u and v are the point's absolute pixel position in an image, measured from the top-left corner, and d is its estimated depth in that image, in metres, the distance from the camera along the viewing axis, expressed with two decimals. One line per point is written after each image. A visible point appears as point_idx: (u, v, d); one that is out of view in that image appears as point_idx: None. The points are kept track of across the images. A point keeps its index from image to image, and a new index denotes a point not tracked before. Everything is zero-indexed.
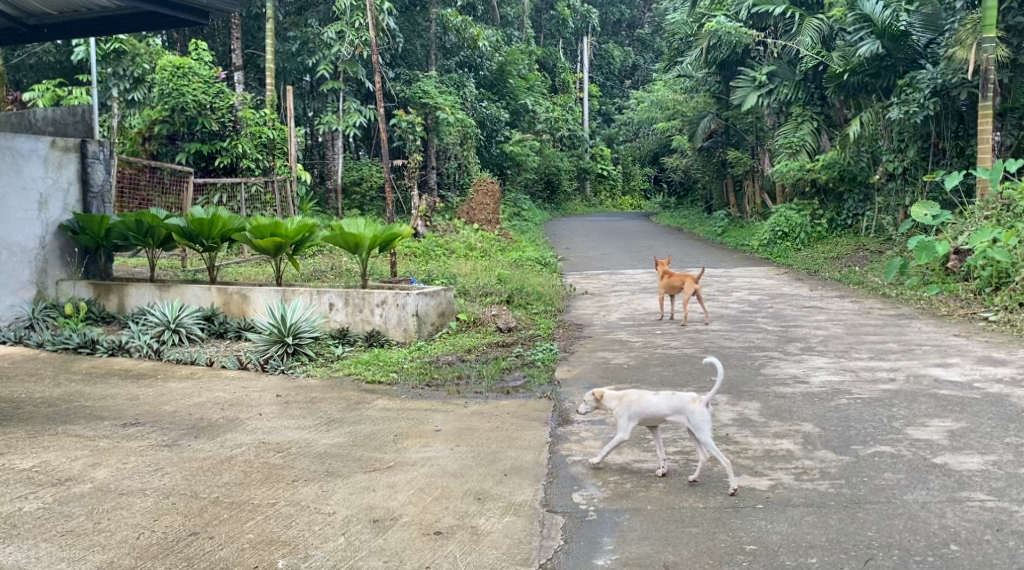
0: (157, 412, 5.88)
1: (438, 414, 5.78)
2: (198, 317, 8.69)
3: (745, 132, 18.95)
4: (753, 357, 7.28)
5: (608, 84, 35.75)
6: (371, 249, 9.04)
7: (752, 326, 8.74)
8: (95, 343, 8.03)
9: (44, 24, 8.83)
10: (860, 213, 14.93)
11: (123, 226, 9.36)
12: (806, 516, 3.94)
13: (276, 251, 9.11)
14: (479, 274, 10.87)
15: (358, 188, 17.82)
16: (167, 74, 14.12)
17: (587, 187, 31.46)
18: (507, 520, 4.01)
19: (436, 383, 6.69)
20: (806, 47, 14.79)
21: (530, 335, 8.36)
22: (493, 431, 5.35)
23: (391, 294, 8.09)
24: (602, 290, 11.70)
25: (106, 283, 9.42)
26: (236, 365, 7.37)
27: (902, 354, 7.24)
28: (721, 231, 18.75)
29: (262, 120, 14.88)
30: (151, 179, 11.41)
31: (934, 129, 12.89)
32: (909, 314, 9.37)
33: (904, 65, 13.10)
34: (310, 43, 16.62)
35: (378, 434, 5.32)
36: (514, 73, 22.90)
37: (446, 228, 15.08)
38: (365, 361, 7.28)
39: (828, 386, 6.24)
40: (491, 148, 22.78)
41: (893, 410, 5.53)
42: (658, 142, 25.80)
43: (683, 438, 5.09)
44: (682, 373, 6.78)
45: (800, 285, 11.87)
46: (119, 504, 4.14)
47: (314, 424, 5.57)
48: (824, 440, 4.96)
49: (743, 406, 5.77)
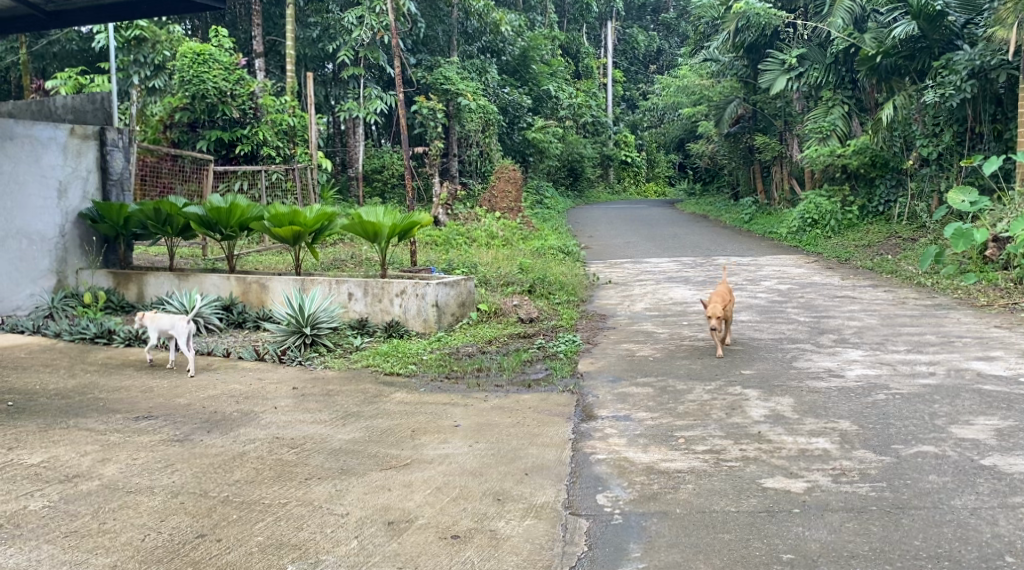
0: (171, 404, 5.74)
1: (457, 408, 5.59)
2: (217, 307, 8.56)
3: (773, 117, 18.59)
4: (784, 350, 7.03)
5: (633, 70, 35.40)
6: (390, 238, 8.88)
7: (782, 317, 8.49)
8: (112, 334, 7.93)
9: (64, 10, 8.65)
10: (891, 200, 14.57)
11: (142, 214, 9.28)
12: (846, 522, 3.71)
13: (294, 240, 8.96)
14: (501, 263, 10.69)
15: (380, 176, 17.69)
16: (187, 61, 13.96)
17: (611, 174, 31.17)
18: (528, 523, 3.81)
19: (456, 375, 6.52)
20: (838, 29, 14.42)
21: (553, 326, 8.17)
22: (514, 427, 5.16)
23: (411, 284, 7.93)
24: (627, 279, 11.47)
25: (126, 272, 9.37)
26: (252, 357, 7.22)
27: (941, 346, 6.95)
28: (749, 218, 18.40)
29: (283, 107, 14.72)
30: (173, 167, 11.31)
31: (971, 113, 12.47)
32: (946, 304, 9.07)
33: (940, 46, 12.69)
34: (331, 29, 16.58)
35: (395, 429, 5.14)
36: (536, 59, 22.69)
37: (468, 216, 14.90)
38: (383, 353, 7.13)
39: (864, 380, 6.00)
40: (513, 135, 22.55)
41: (934, 407, 5.28)
42: (683, 128, 25.44)
43: (713, 437, 4.87)
44: (711, 366, 6.55)
45: (831, 274, 11.56)
46: (125, 503, 3.97)
47: (330, 418, 5.39)
48: (863, 439, 4.72)
49: (776, 401, 5.53)
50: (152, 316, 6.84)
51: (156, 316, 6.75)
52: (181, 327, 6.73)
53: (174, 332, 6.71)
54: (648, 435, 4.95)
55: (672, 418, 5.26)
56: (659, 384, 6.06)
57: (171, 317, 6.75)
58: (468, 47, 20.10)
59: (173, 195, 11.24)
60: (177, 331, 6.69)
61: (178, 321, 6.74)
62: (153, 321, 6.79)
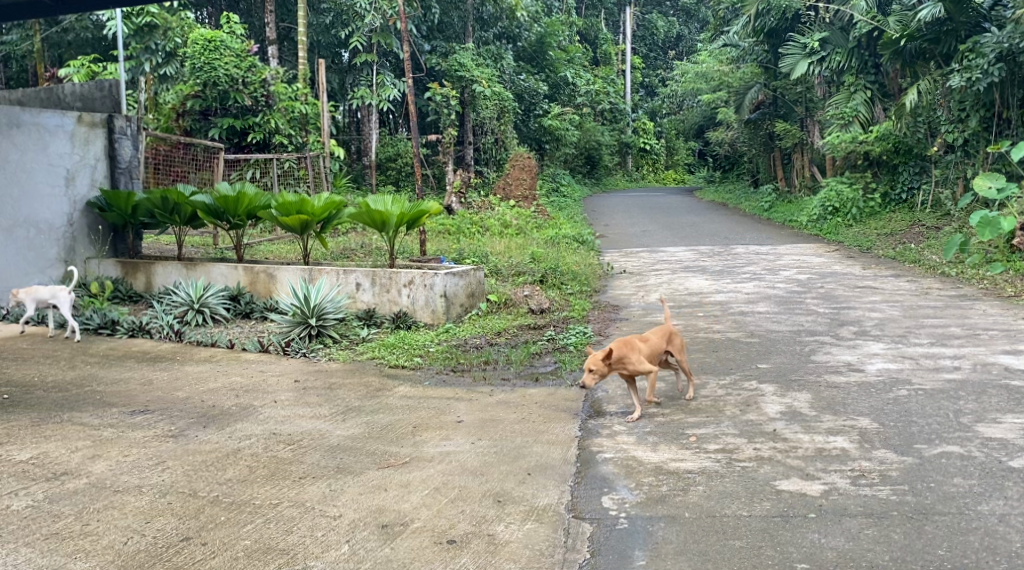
0: (169, 398, 5.59)
1: (461, 403, 5.41)
2: (224, 297, 8.42)
3: (794, 103, 18.22)
4: (802, 343, 6.80)
5: (652, 56, 34.95)
6: (398, 227, 8.70)
7: (801, 308, 8.24)
8: (116, 324, 7.80)
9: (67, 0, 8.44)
10: (915, 187, 14.26)
11: (149, 203, 9.15)
12: (865, 529, 3.50)
13: (302, 228, 8.81)
14: (513, 253, 10.51)
15: (394, 164, 17.53)
16: (198, 48, 13.79)
17: (629, 162, 30.82)
18: (529, 527, 3.63)
19: (463, 368, 6.34)
20: (861, 12, 14.01)
21: (564, 318, 7.99)
22: (519, 424, 4.98)
23: (419, 274, 7.75)
24: (641, 268, 11.25)
25: (134, 261, 9.25)
26: (256, 348, 7.08)
27: (966, 339, 6.70)
28: (769, 206, 18.08)
29: (295, 94, 14.61)
30: (186, 155, 11.19)
31: (998, 97, 12.05)
32: (971, 295, 8.78)
33: (966, 29, 12.34)
34: (344, 15, 16.38)
35: (396, 425, 4.97)
36: (553, 46, 22.42)
37: (482, 204, 14.71)
38: (390, 344, 6.96)
39: (885, 375, 5.77)
40: (530, 122, 22.28)
41: (959, 403, 5.04)
42: (702, 115, 25.09)
43: (726, 435, 4.66)
44: (725, 359, 6.33)
45: (852, 263, 11.28)
46: (111, 503, 3.82)
47: (330, 413, 5.23)
48: (884, 437, 4.50)
49: (792, 397, 5.31)
50: (27, 290, 7.43)
51: (34, 290, 7.37)
52: (61, 297, 7.42)
53: (55, 302, 7.39)
54: (658, 433, 4.75)
55: (683, 414, 5.06)
56: (671, 379, 5.86)
57: (50, 289, 7.39)
58: (484, 33, 19.82)
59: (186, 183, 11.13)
60: (59, 301, 7.38)
61: (59, 293, 7.43)
62: (30, 295, 7.39)
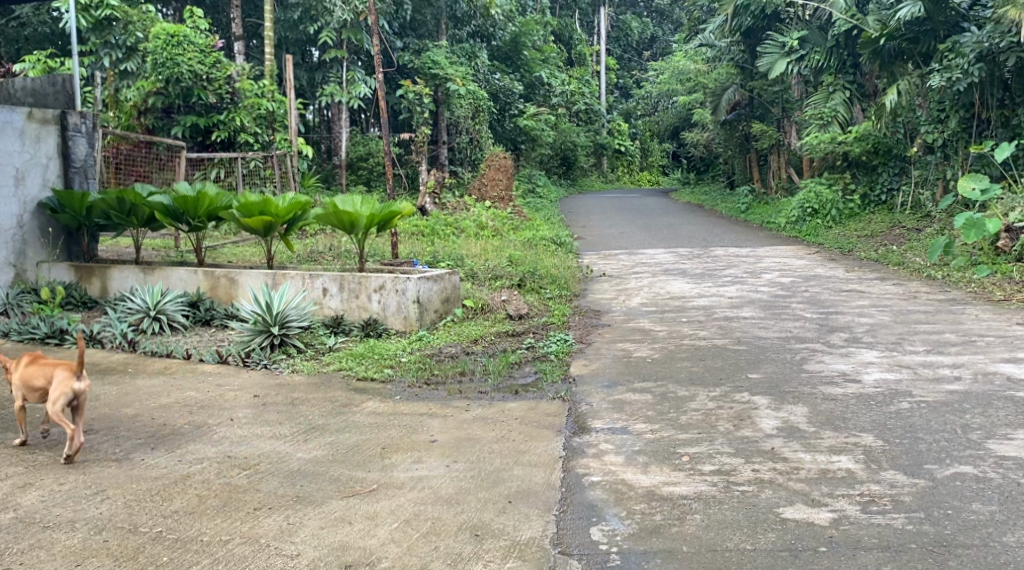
0: (115, 416, 5.13)
1: (434, 420, 5.01)
2: (183, 303, 7.95)
3: (770, 103, 18.05)
4: (793, 351, 6.47)
5: (626, 57, 34.79)
6: (368, 229, 8.28)
7: (788, 313, 7.92)
8: (65, 333, 7.31)
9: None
10: (894, 188, 14.05)
11: (104, 204, 8.65)
12: (883, 566, 3.19)
13: (265, 230, 8.36)
14: (489, 255, 10.13)
15: (366, 164, 17.07)
16: (160, 42, 13.23)
17: (604, 163, 30.51)
18: (511, 566, 3.29)
19: (436, 381, 5.94)
20: (840, 11, 13.82)
21: (543, 324, 7.62)
22: (498, 442, 4.59)
23: (390, 278, 7.35)
24: (621, 271, 10.91)
25: (89, 265, 8.75)
26: (214, 360, 6.63)
27: (963, 347, 6.41)
28: (746, 208, 17.86)
29: (261, 91, 14.05)
30: (148, 154, 10.72)
31: (978, 97, 11.82)
32: (961, 299, 8.51)
33: (945, 29, 12.16)
34: (313, 10, 15.90)
35: (363, 446, 4.56)
36: (528, 45, 22.07)
37: (457, 205, 14.34)
38: (359, 354, 6.56)
39: (884, 386, 5.45)
40: (504, 122, 21.89)
41: (966, 417, 4.73)
42: (677, 116, 24.87)
43: (721, 454, 4.31)
44: (715, 369, 5.99)
45: (834, 266, 11.02)
46: (38, 543, 3.40)
47: (291, 433, 4.81)
48: (891, 457, 4.17)
49: (789, 411, 4.98)
50: None
51: None
52: None
53: None
54: (648, 453, 4.39)
55: (674, 431, 4.70)
56: (658, 391, 5.50)
57: None
58: (457, 31, 19.42)
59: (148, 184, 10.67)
60: None
61: None
62: None
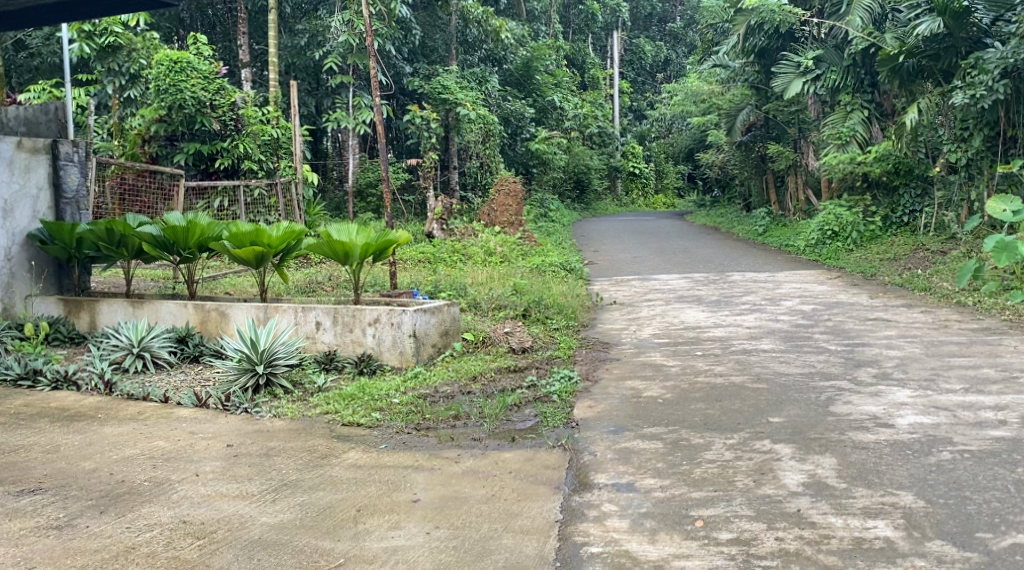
0: (71, 471, 4.67)
1: (420, 474, 4.53)
2: (170, 339, 7.48)
3: (787, 123, 17.34)
4: (817, 390, 5.92)
5: (639, 80, 34.36)
6: (363, 258, 7.79)
7: (811, 346, 7.39)
8: (38, 374, 6.83)
9: (27, 6, 7.85)
10: (917, 210, 13.46)
11: (93, 235, 8.21)
12: None
13: (258, 262, 7.86)
14: (494, 284, 9.66)
15: (374, 190, 16.64)
16: (163, 69, 12.83)
17: (618, 186, 30.10)
18: None
19: (427, 427, 5.43)
20: (856, 29, 13.46)
21: (548, 358, 7.13)
22: (486, 503, 4.10)
23: (384, 311, 6.87)
24: (633, 299, 10.42)
25: (77, 298, 8.31)
26: (192, 403, 6.14)
27: (1005, 384, 5.86)
28: (763, 230, 17.33)
29: (264, 118, 13.74)
30: (151, 184, 10.37)
31: (1003, 115, 11.36)
32: (996, 328, 7.94)
33: (967, 45, 11.65)
34: (319, 35, 15.73)
35: (338, 507, 4.10)
36: (540, 69, 21.64)
37: (465, 230, 13.91)
38: (348, 395, 6.06)
39: (920, 431, 4.91)
40: (516, 146, 21.53)
41: (1016, 472, 4.21)
42: (692, 138, 24.42)
43: (740, 519, 3.83)
44: (732, 412, 5.46)
45: (858, 292, 10.48)
46: None
47: (259, 492, 4.32)
48: (936, 522, 3.71)
49: (815, 463, 4.45)
50: None
51: None
52: None
53: None
54: (656, 516, 3.91)
55: (687, 488, 4.20)
56: (670, 438, 4.98)
57: None
58: (468, 56, 19.11)
59: (152, 216, 10.27)
60: None
61: None
62: None
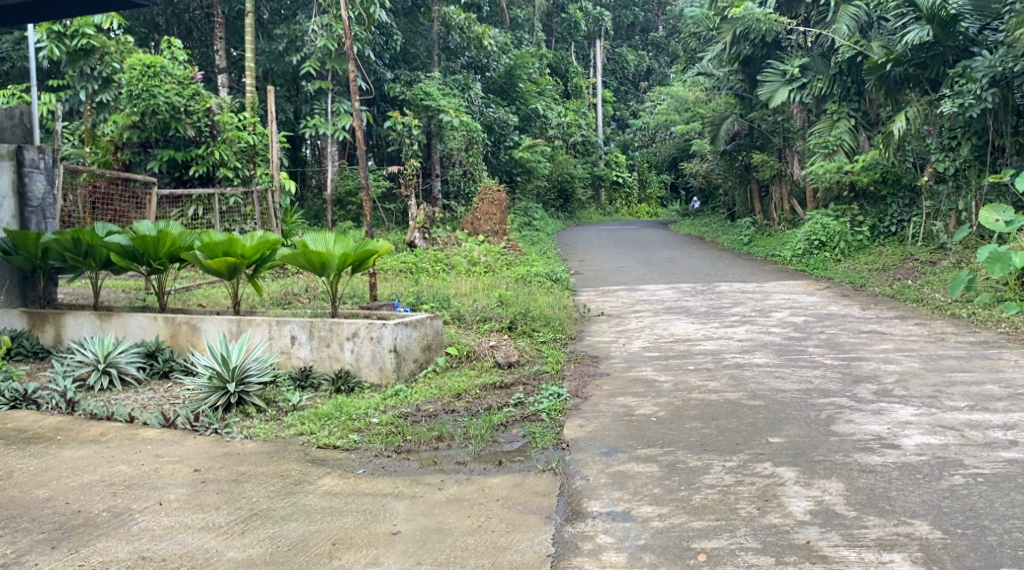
0: (23, 500, 4.33)
1: (401, 502, 4.23)
2: (138, 354, 7.12)
3: (771, 133, 17.28)
4: (817, 407, 5.66)
5: (622, 90, 34.31)
6: (341, 269, 7.47)
7: (807, 360, 7.13)
8: None
9: None
10: (905, 220, 13.21)
11: (58, 245, 7.81)
12: None
13: (230, 273, 7.51)
14: (478, 295, 9.36)
15: (354, 199, 16.33)
16: (136, 73, 12.46)
17: (602, 195, 29.85)
18: None
19: (407, 449, 5.12)
20: (842, 37, 13.38)
21: (535, 373, 6.84)
22: (472, 536, 3.82)
23: (364, 325, 6.55)
24: (620, 310, 10.15)
25: (42, 311, 7.91)
26: (159, 424, 5.80)
27: (1012, 401, 5.63)
28: (748, 240, 17.14)
29: (241, 124, 13.37)
30: (125, 193, 10.07)
31: (991, 124, 11.19)
32: (994, 342, 7.72)
33: (954, 54, 11.49)
34: (297, 40, 15.34)
35: (312, 541, 3.80)
36: (523, 78, 21.44)
37: (447, 240, 13.63)
38: (324, 414, 5.73)
39: (929, 452, 4.67)
40: (499, 154, 21.31)
41: None
42: (676, 147, 24.26)
43: (746, 552, 3.59)
44: (730, 432, 5.18)
45: (849, 303, 10.24)
46: None
47: (226, 523, 4.00)
48: (956, 556, 3.50)
49: (821, 488, 4.18)
50: None
51: None
52: None
53: None
54: (656, 549, 3.66)
55: (687, 517, 3.93)
56: (666, 460, 4.70)
57: None
58: (451, 63, 18.84)
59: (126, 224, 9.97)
60: None
61: None
62: None
